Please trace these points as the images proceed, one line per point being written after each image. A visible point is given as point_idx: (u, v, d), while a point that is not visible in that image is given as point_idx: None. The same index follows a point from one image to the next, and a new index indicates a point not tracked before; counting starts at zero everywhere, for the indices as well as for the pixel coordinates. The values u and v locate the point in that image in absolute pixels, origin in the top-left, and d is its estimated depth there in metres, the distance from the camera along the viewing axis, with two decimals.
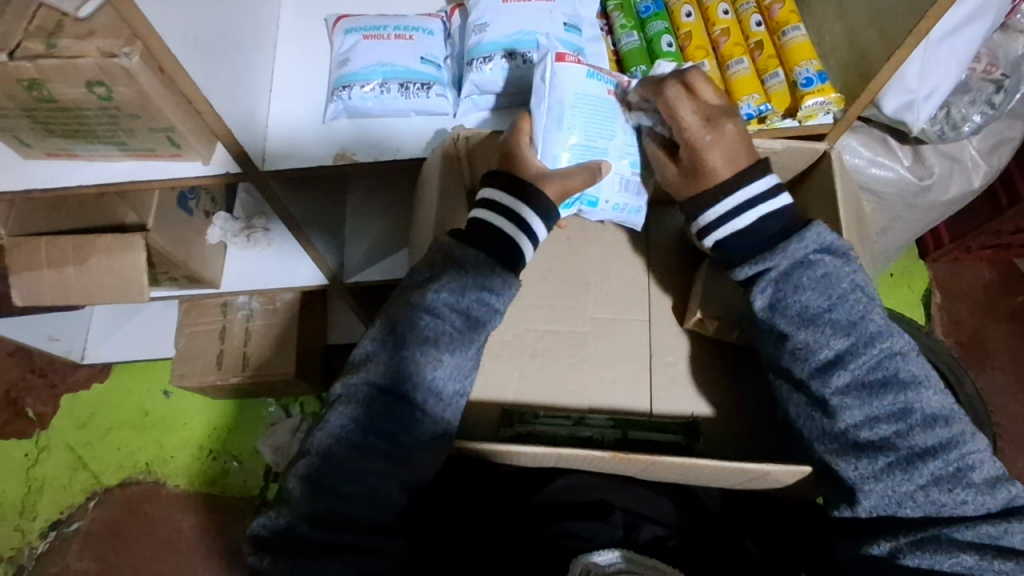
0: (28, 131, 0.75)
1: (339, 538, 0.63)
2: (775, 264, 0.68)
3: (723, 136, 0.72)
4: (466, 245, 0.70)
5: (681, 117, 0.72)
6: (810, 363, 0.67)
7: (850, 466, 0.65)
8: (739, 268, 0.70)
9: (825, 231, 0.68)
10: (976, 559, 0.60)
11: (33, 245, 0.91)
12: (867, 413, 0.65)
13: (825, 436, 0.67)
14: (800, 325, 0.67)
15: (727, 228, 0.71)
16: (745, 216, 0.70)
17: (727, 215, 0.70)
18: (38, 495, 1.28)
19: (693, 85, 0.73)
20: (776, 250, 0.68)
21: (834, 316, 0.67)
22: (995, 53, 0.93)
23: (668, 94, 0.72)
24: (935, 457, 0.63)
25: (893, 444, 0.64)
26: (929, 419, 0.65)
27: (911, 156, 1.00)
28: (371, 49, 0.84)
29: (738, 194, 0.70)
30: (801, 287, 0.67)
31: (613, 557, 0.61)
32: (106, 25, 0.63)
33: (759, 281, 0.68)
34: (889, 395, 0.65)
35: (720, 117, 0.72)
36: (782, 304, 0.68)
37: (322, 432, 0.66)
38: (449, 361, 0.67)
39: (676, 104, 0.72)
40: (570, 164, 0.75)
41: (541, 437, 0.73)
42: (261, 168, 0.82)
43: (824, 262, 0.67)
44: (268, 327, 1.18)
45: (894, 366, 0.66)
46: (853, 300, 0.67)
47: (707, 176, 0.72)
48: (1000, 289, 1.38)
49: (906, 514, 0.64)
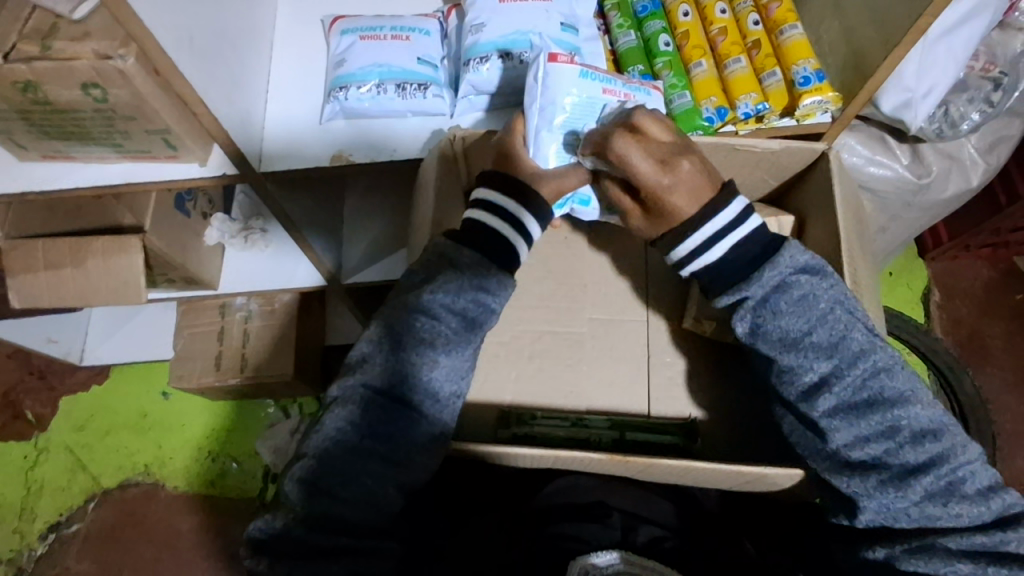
0: (24, 133, 0.75)
1: (337, 541, 0.63)
2: (753, 292, 0.68)
3: (680, 178, 0.68)
4: (462, 247, 0.70)
5: (632, 166, 0.67)
6: (796, 386, 0.67)
7: (844, 482, 0.64)
8: (720, 296, 0.69)
9: (800, 251, 0.68)
10: (972, 567, 0.60)
11: (30, 248, 0.91)
12: (856, 433, 0.65)
13: (817, 456, 0.66)
14: (784, 350, 0.67)
15: (698, 264, 0.69)
16: (715, 252, 0.68)
17: (696, 252, 0.69)
18: (37, 498, 1.28)
19: (640, 127, 0.68)
20: (751, 279, 0.68)
21: (814, 340, 0.66)
22: (994, 51, 0.93)
23: (617, 144, 0.67)
24: (926, 473, 0.63)
25: (884, 462, 0.64)
26: (917, 435, 0.64)
27: (909, 155, 1.00)
28: (368, 50, 0.84)
29: (704, 234, 0.68)
30: (780, 313, 0.67)
31: (611, 558, 0.60)
32: (101, 26, 0.63)
33: (739, 309, 0.68)
34: (876, 416, 0.65)
35: (674, 157, 0.68)
36: (764, 330, 0.68)
37: (317, 440, 0.66)
38: (445, 363, 0.67)
39: (626, 154, 0.67)
40: (559, 164, 0.74)
41: (539, 439, 0.74)
42: (258, 170, 0.82)
43: (800, 283, 0.67)
44: (266, 328, 1.18)
45: (879, 385, 0.65)
46: (833, 320, 0.66)
47: (673, 217, 0.69)
48: (1000, 287, 1.37)
49: (903, 526, 0.64)
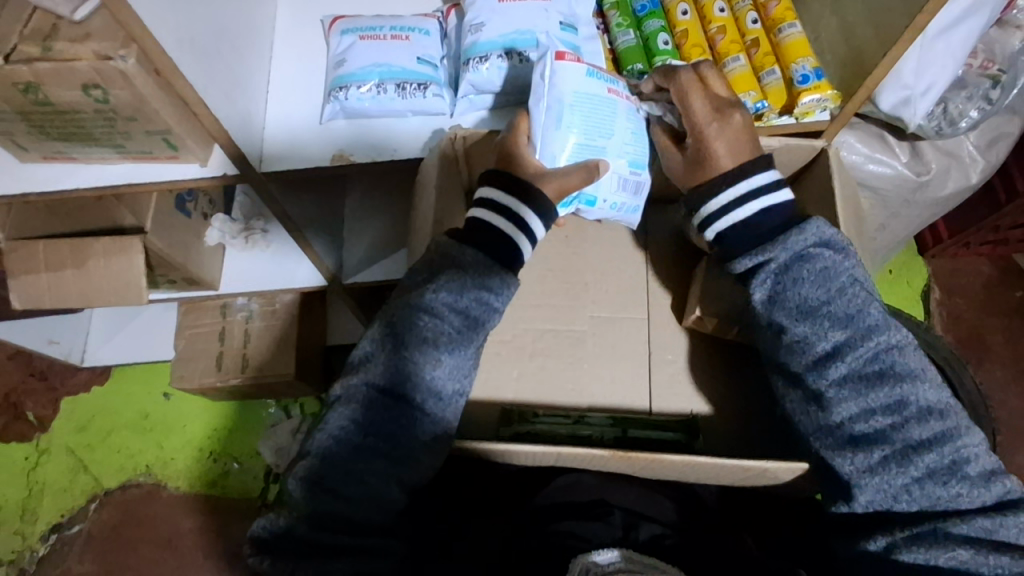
0: (24, 135, 0.75)
1: (339, 540, 0.63)
2: (774, 255, 0.68)
3: (727, 126, 0.73)
4: (464, 246, 0.70)
5: (689, 104, 0.74)
6: (807, 356, 0.67)
7: (846, 459, 0.65)
8: (739, 259, 0.69)
9: (825, 225, 0.68)
10: (971, 553, 0.60)
11: (30, 249, 0.91)
12: (863, 405, 0.65)
13: (821, 431, 0.67)
14: (798, 318, 0.67)
15: (727, 220, 0.71)
16: (746, 209, 0.70)
17: (731, 206, 0.70)
18: (38, 499, 1.28)
19: (705, 76, 0.75)
20: (775, 242, 0.68)
21: (832, 309, 0.67)
22: (992, 48, 0.93)
23: (680, 79, 0.75)
24: (930, 450, 0.64)
25: (887, 437, 0.65)
26: (924, 412, 0.65)
27: (908, 152, 1.00)
28: (367, 50, 0.84)
29: (737, 190, 0.70)
30: (801, 280, 0.67)
31: (611, 556, 0.60)
32: (101, 27, 0.63)
33: (759, 273, 0.68)
34: (885, 388, 0.65)
35: (728, 107, 0.74)
36: (781, 297, 0.68)
37: (321, 431, 0.66)
38: (447, 361, 0.68)
39: (687, 91, 0.74)
40: (567, 162, 0.75)
41: (540, 438, 0.72)
42: (258, 170, 0.82)
43: (823, 255, 0.67)
44: (267, 329, 1.18)
45: (891, 359, 0.66)
46: (852, 293, 0.67)
47: (710, 164, 0.72)
48: (1000, 284, 1.38)
49: (902, 509, 0.64)
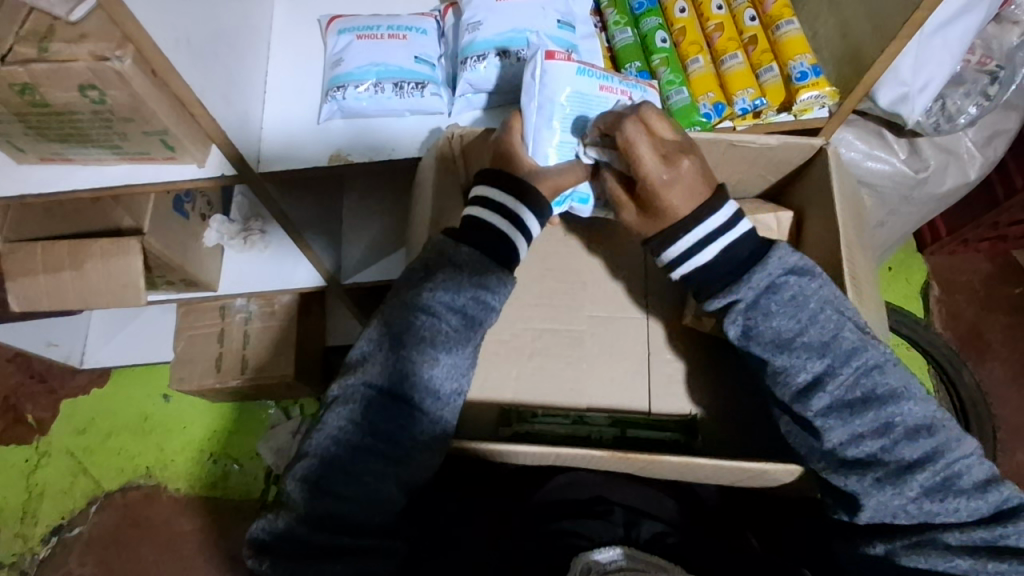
0: (21, 136, 0.75)
1: (340, 541, 0.63)
2: (743, 294, 0.69)
3: (678, 177, 0.69)
4: (460, 244, 0.70)
5: (637, 156, 0.68)
6: (790, 387, 0.67)
7: (842, 482, 0.65)
8: (710, 299, 0.70)
9: (789, 253, 0.69)
10: (971, 563, 0.61)
11: (28, 251, 0.90)
12: (851, 431, 0.65)
13: (814, 455, 0.66)
14: (777, 351, 0.68)
15: (688, 265, 0.70)
16: (707, 251, 0.69)
17: (690, 250, 0.69)
18: (38, 502, 1.28)
19: (648, 122, 0.69)
20: (743, 281, 0.68)
21: (806, 339, 0.67)
22: (990, 44, 0.93)
23: (626, 130, 0.68)
24: (922, 469, 0.63)
25: (880, 458, 0.64)
26: (911, 431, 0.64)
27: (906, 149, 1.00)
28: (364, 49, 0.84)
29: (692, 237, 0.69)
30: (771, 313, 0.68)
31: (613, 554, 0.61)
32: (98, 28, 0.63)
33: (730, 312, 0.69)
34: (869, 412, 0.65)
35: (676, 154, 0.69)
36: (756, 332, 0.69)
37: (307, 462, 0.65)
38: (445, 360, 0.67)
39: (635, 142, 0.68)
40: (559, 161, 0.75)
41: (541, 438, 0.73)
42: (256, 170, 0.82)
43: (789, 284, 0.68)
44: (267, 330, 1.18)
45: (872, 382, 0.66)
46: (823, 320, 0.67)
47: (668, 217, 0.70)
48: (999, 282, 1.38)
49: (902, 523, 0.64)
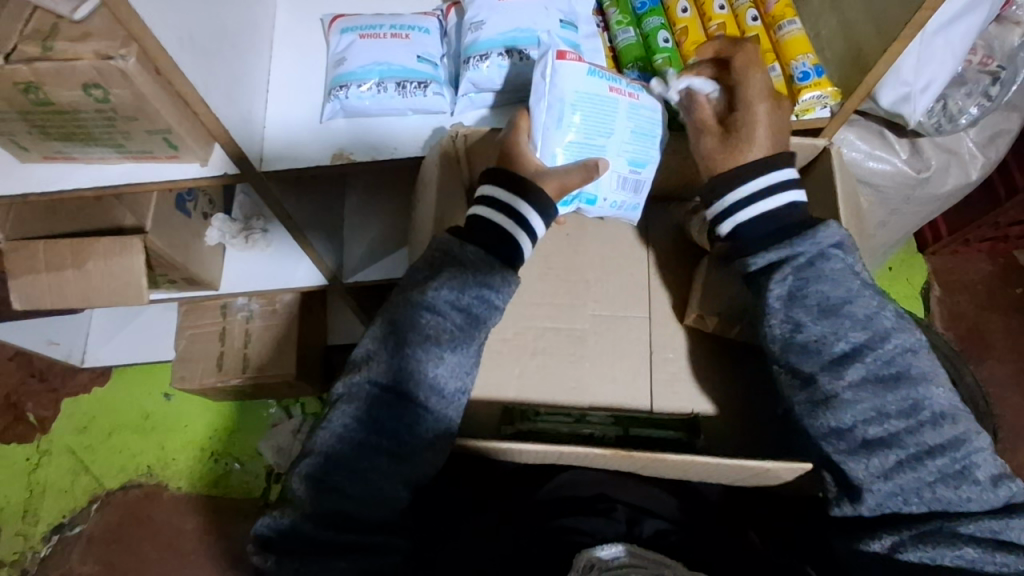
0: (24, 135, 0.75)
1: (341, 537, 0.63)
2: (801, 250, 0.68)
3: (777, 112, 0.74)
4: (466, 243, 0.70)
5: (746, 88, 0.73)
6: (824, 355, 0.66)
7: (859, 463, 0.65)
8: (754, 256, 0.70)
9: (840, 227, 0.69)
10: (979, 552, 0.61)
11: (30, 249, 0.91)
12: (878, 408, 0.65)
13: (832, 436, 0.66)
14: (819, 316, 0.67)
15: (751, 210, 0.71)
16: (773, 199, 0.70)
17: (757, 194, 0.70)
18: (39, 500, 1.28)
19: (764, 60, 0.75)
20: (805, 236, 0.68)
21: (852, 309, 0.67)
22: (991, 44, 0.94)
23: (747, 55, 0.74)
24: (942, 454, 0.64)
25: (901, 440, 0.64)
26: (937, 416, 0.65)
27: (907, 149, 1.00)
28: (366, 48, 0.84)
29: (767, 180, 0.70)
30: (822, 278, 0.67)
31: (616, 551, 0.61)
32: (102, 27, 0.63)
33: (781, 267, 0.68)
34: (900, 392, 0.65)
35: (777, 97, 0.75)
36: (801, 294, 0.67)
37: (330, 439, 0.65)
38: (451, 359, 0.68)
39: (751, 68, 0.74)
40: (565, 162, 0.75)
41: (543, 436, 0.74)
42: (259, 169, 0.82)
43: (839, 256, 0.68)
44: (269, 328, 1.18)
45: (905, 362, 0.66)
46: (868, 295, 0.67)
47: (756, 145, 0.72)
48: (999, 281, 1.38)
49: (910, 510, 0.64)
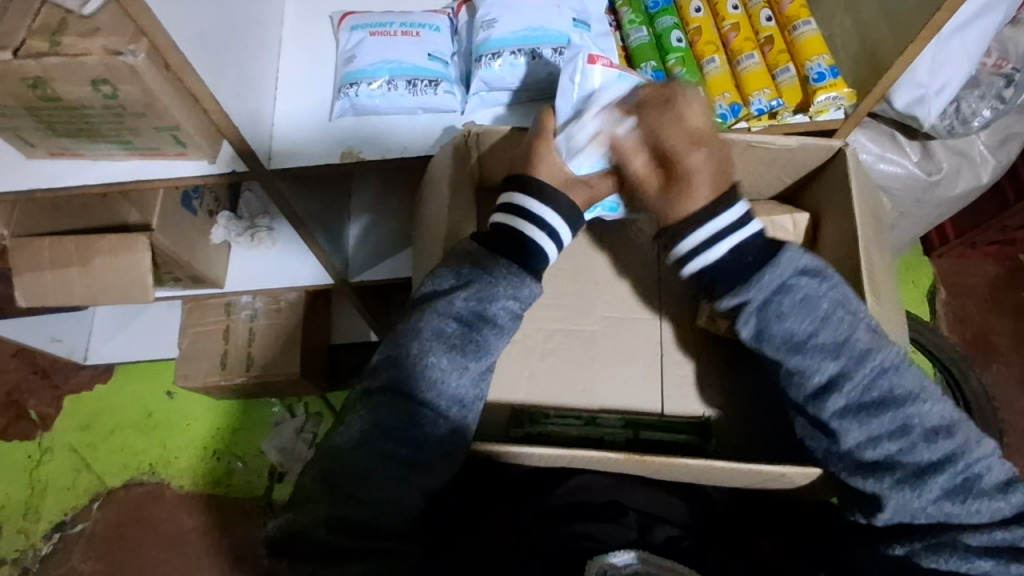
0: (30, 130, 0.74)
1: (354, 545, 0.61)
2: (752, 296, 0.67)
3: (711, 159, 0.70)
4: (500, 258, 0.70)
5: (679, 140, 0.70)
6: (805, 388, 0.67)
7: (861, 484, 0.64)
8: (722, 298, 0.69)
9: (800, 254, 0.67)
10: (992, 564, 0.60)
11: (36, 245, 0.90)
12: (867, 433, 0.65)
13: (831, 460, 0.66)
14: (789, 352, 0.67)
15: (702, 261, 0.69)
16: (719, 249, 0.68)
17: (703, 245, 0.69)
18: (40, 498, 1.27)
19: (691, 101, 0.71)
20: (754, 282, 0.67)
21: (820, 340, 0.66)
22: (1005, 46, 0.93)
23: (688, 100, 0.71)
24: (942, 469, 0.63)
25: (897, 461, 0.64)
26: (930, 433, 0.64)
27: (919, 152, 0.99)
28: (376, 46, 0.83)
29: (711, 228, 0.68)
30: (784, 314, 0.67)
31: (628, 557, 0.61)
32: (111, 22, 0.62)
33: (742, 313, 0.68)
34: (885, 415, 0.65)
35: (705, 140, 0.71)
36: (768, 332, 0.68)
37: (337, 446, 0.65)
38: (474, 367, 0.68)
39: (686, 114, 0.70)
40: (590, 169, 0.75)
41: (553, 441, 0.75)
42: (266, 167, 0.81)
43: (801, 286, 0.67)
44: (272, 327, 1.17)
45: (888, 383, 0.66)
46: (837, 321, 0.66)
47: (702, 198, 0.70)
48: (1006, 285, 1.37)
49: (922, 525, 0.64)
